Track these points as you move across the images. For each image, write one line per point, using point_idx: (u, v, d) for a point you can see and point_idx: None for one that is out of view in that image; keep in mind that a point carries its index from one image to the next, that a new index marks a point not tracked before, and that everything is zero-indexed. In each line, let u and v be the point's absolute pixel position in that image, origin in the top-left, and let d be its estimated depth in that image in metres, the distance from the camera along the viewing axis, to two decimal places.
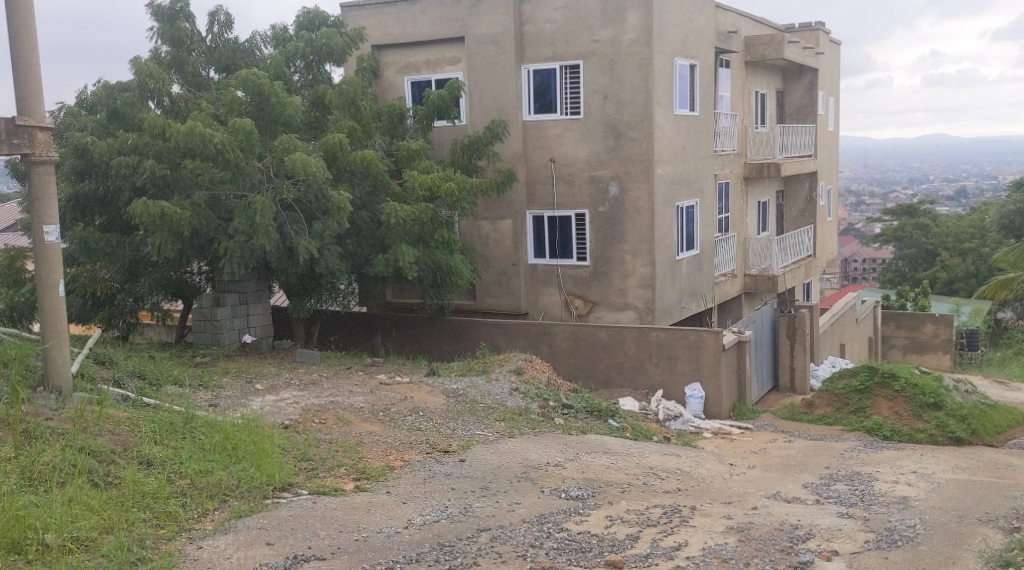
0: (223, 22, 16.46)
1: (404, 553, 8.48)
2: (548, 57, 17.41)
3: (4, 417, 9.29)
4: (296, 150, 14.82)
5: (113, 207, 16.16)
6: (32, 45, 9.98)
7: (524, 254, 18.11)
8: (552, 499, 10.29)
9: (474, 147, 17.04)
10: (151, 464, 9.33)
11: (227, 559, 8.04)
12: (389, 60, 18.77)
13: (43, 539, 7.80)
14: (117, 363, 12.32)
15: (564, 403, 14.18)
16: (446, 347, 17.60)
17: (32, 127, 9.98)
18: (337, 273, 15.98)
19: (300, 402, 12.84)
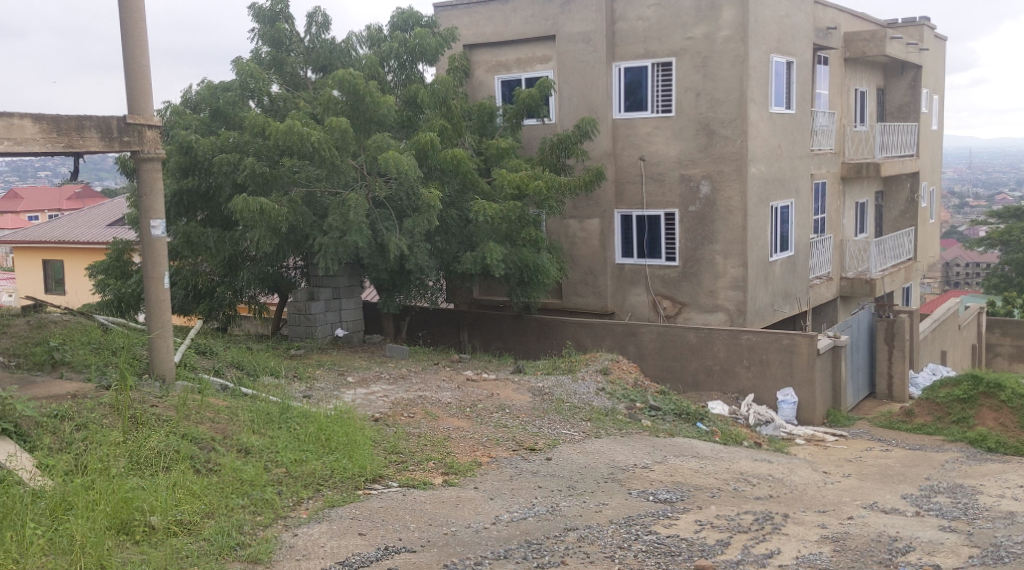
0: (320, 23, 16.62)
1: (492, 549, 8.40)
2: (640, 55, 17.23)
3: (113, 403, 9.45)
4: (388, 148, 14.89)
5: (215, 203, 16.53)
6: (143, 49, 10.19)
7: (611, 253, 17.97)
8: (639, 501, 10.12)
9: (563, 146, 16.95)
10: (250, 452, 9.40)
11: (321, 548, 8.04)
12: (480, 59, 18.87)
13: (149, 520, 7.90)
14: (217, 354, 12.55)
15: (651, 405, 14.02)
16: (532, 344, 17.56)
17: (141, 125, 10.24)
18: (426, 270, 16.06)
19: (389, 395, 12.91)
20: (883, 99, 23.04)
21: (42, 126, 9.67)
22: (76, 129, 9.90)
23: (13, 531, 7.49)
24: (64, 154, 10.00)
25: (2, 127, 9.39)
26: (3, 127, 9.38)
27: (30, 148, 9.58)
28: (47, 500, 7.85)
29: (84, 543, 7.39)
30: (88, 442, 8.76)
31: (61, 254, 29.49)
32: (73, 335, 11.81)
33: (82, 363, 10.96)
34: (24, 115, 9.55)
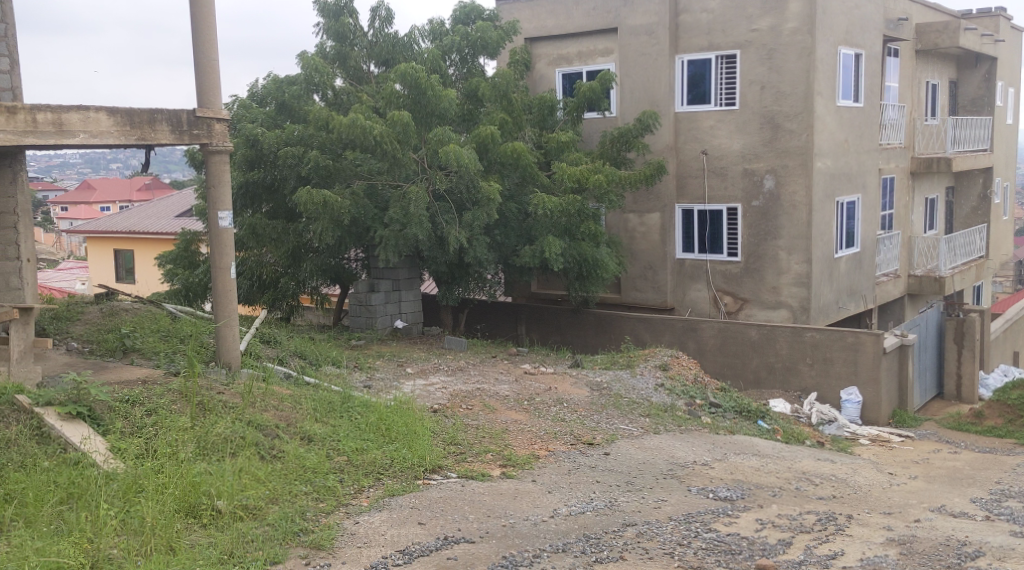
0: (384, 17, 16.65)
1: (551, 542, 8.32)
2: (704, 47, 17.02)
3: (181, 389, 9.57)
4: (449, 142, 14.86)
5: (279, 195, 16.64)
6: (212, 44, 10.33)
7: (672, 248, 17.79)
8: (699, 498, 9.97)
9: (624, 139, 16.86)
10: (313, 440, 9.45)
11: (382, 536, 8.02)
12: (542, 52, 18.79)
13: (216, 504, 7.91)
14: (280, 343, 12.65)
15: (711, 402, 13.83)
16: (590, 339, 17.49)
17: (209, 118, 10.40)
18: (485, 263, 16.06)
19: (447, 387, 12.91)
20: (956, 93, 22.51)
21: (115, 119, 10.00)
22: (148, 123, 10.19)
23: (86, 512, 7.56)
24: (137, 146, 10.33)
25: (78, 120, 9.82)
26: (79, 121, 9.81)
27: (105, 140, 9.95)
28: (120, 482, 7.89)
29: (154, 524, 7.47)
30: (158, 427, 8.85)
31: (132, 244, 30.00)
32: (143, 323, 12.02)
33: (151, 350, 11.11)
34: (99, 109, 9.92)
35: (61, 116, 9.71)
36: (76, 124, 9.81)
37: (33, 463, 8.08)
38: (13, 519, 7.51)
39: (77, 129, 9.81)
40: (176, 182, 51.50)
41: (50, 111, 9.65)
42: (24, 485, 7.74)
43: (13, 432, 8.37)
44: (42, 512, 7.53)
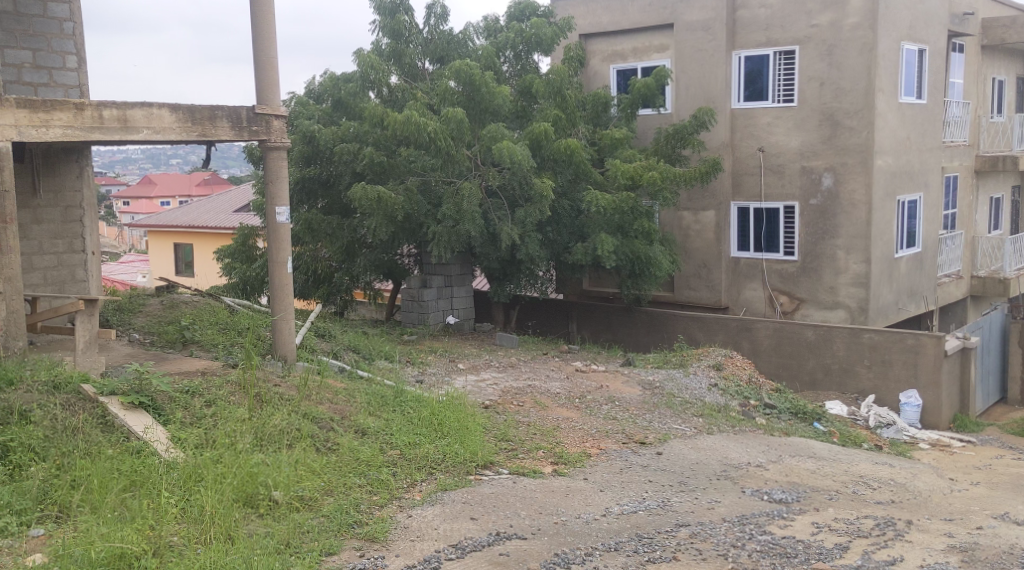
0: (439, 14, 16.65)
1: (603, 540, 8.22)
2: (761, 43, 16.80)
3: (240, 381, 9.63)
4: (503, 138, 14.78)
5: (335, 191, 16.82)
6: (272, 41, 10.40)
7: (727, 246, 17.57)
8: (753, 500, 9.80)
9: (679, 135, 16.61)
10: (367, 434, 9.46)
11: (435, 530, 7.98)
12: (596, 48, 18.68)
13: (273, 495, 7.92)
14: (334, 337, 12.74)
15: (766, 403, 13.63)
16: (642, 337, 17.36)
17: (269, 115, 10.60)
18: (536, 260, 16.02)
19: (499, 383, 12.87)
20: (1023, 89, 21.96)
21: (178, 115, 10.23)
22: (209, 119, 10.40)
23: (149, 499, 7.58)
24: (198, 142, 10.55)
25: (142, 116, 10.03)
26: (143, 117, 10.02)
27: (168, 137, 10.18)
28: (180, 471, 7.92)
29: (213, 513, 7.48)
30: (217, 418, 8.90)
31: (192, 238, 30.42)
32: (203, 315, 12.16)
33: (209, 342, 11.22)
34: (163, 105, 10.15)
35: (125, 112, 9.94)
36: (140, 120, 10.02)
37: (98, 450, 8.07)
38: (79, 505, 7.52)
39: (141, 125, 10.01)
40: (234, 178, 51.94)
41: (115, 108, 9.89)
42: (89, 471, 7.73)
43: (79, 420, 8.40)
44: (107, 498, 7.50)
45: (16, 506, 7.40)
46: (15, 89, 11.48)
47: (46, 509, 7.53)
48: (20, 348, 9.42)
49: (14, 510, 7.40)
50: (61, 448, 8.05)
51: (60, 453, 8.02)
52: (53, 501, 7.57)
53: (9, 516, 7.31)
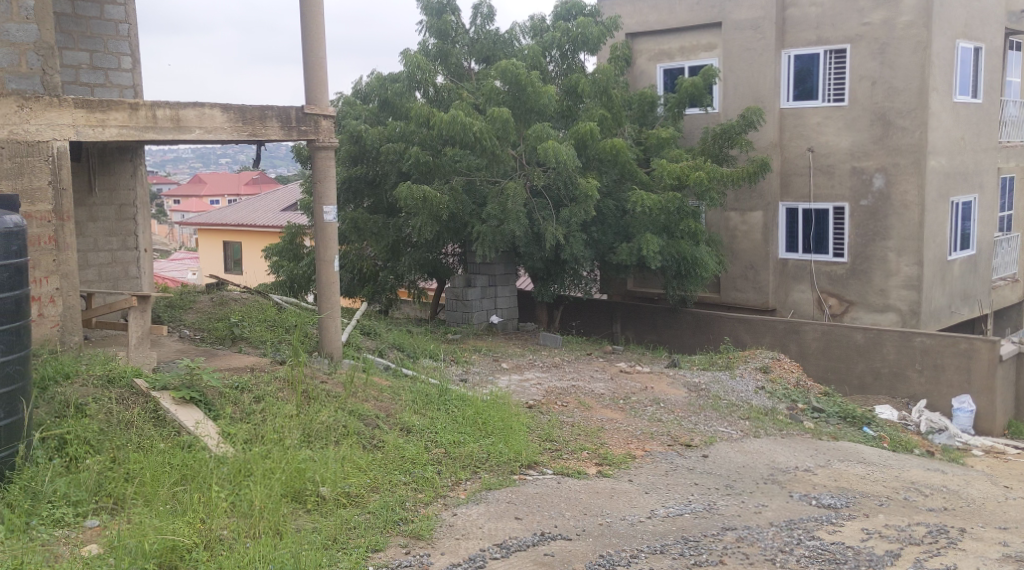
0: (485, 14, 16.66)
1: (648, 543, 8.11)
2: (812, 42, 16.57)
3: (287, 377, 9.65)
4: (548, 138, 14.67)
5: (381, 191, 16.97)
6: (321, 41, 10.43)
7: (775, 247, 17.35)
8: (801, 505, 9.63)
9: (727, 135, 16.42)
10: (412, 431, 9.44)
11: (480, 528, 7.93)
12: (643, 47, 18.55)
13: (320, 491, 7.92)
14: (380, 335, 12.80)
15: (814, 407, 13.41)
16: (687, 339, 17.21)
17: (317, 115, 10.65)
18: (580, 259, 15.93)
19: (542, 383, 12.79)
20: None
21: (228, 115, 10.27)
22: (259, 119, 10.45)
23: (199, 493, 7.54)
24: (249, 142, 10.60)
25: (194, 116, 10.07)
26: (195, 117, 10.06)
27: (219, 136, 10.23)
28: (230, 465, 7.92)
29: (262, 508, 7.43)
30: (266, 414, 8.94)
31: (241, 237, 30.69)
32: (251, 312, 12.24)
33: (257, 339, 11.28)
34: (214, 105, 10.19)
35: (178, 112, 9.98)
36: (192, 120, 10.05)
37: (150, 444, 8.09)
38: (133, 498, 7.47)
39: (193, 125, 10.06)
40: (281, 178, 52.31)
41: (168, 108, 9.94)
42: (142, 465, 7.73)
43: (132, 414, 8.46)
44: (160, 491, 7.48)
45: (72, 497, 7.38)
46: (73, 90, 11.60)
47: (100, 501, 7.50)
48: (75, 343, 9.54)
49: (70, 500, 7.38)
50: (115, 441, 8.06)
51: (114, 446, 8.03)
52: (108, 493, 7.55)
53: (65, 507, 7.30)
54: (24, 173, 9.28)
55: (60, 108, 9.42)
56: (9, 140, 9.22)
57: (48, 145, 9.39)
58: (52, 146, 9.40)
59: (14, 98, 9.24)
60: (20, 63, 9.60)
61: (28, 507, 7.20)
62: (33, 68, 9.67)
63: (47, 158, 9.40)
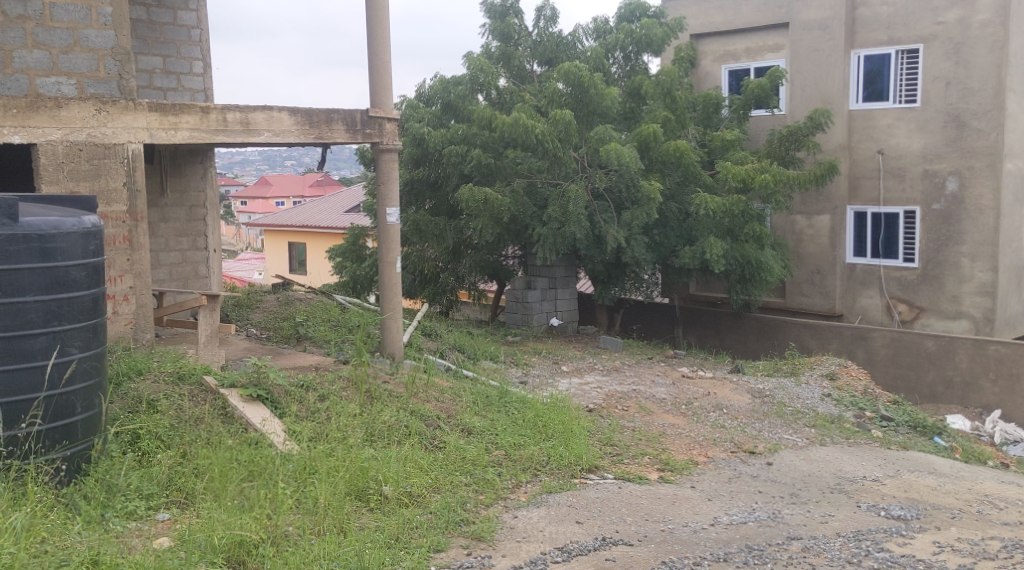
0: (548, 17, 16.49)
1: (711, 550, 7.90)
2: (883, 42, 16.21)
3: (351, 376, 9.65)
4: (611, 140, 14.51)
5: (442, 193, 16.97)
6: (387, 45, 10.35)
7: (842, 252, 17.00)
8: (869, 515, 9.34)
9: (793, 137, 16.12)
10: (472, 433, 9.36)
11: (541, 532, 7.81)
12: (708, 49, 18.29)
13: (383, 490, 7.86)
14: (440, 336, 12.78)
15: (882, 415, 13.03)
16: (751, 344, 16.92)
17: (382, 118, 10.63)
18: (642, 263, 15.74)
19: (603, 387, 12.63)
20: None
21: (296, 119, 10.34)
22: (325, 122, 10.49)
23: (266, 489, 7.50)
24: (315, 145, 10.65)
25: (263, 120, 10.17)
26: (264, 120, 10.16)
27: (286, 139, 10.29)
28: (295, 463, 7.91)
29: (327, 505, 7.40)
30: (330, 413, 8.93)
31: (304, 238, 30.94)
32: (316, 312, 12.29)
33: (321, 338, 11.28)
34: (283, 108, 10.25)
35: (247, 115, 10.06)
36: (261, 123, 10.15)
37: (218, 439, 8.08)
38: (202, 493, 7.43)
39: (262, 129, 10.15)
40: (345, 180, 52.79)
41: (238, 111, 10.01)
42: (211, 460, 7.69)
43: (202, 411, 8.49)
44: (228, 487, 7.41)
45: (144, 491, 7.38)
46: (147, 94, 11.84)
47: (171, 495, 7.49)
48: (148, 340, 9.70)
49: (143, 494, 7.38)
50: (185, 437, 8.09)
51: (184, 442, 8.04)
52: (178, 487, 7.54)
53: (137, 499, 7.28)
54: (101, 174, 9.45)
55: (135, 111, 9.57)
56: (87, 144, 9.36)
57: (123, 147, 9.54)
58: (127, 148, 9.55)
59: (92, 102, 9.38)
60: (98, 68, 9.64)
61: (103, 499, 7.17)
62: (110, 73, 9.71)
63: (123, 160, 9.56)
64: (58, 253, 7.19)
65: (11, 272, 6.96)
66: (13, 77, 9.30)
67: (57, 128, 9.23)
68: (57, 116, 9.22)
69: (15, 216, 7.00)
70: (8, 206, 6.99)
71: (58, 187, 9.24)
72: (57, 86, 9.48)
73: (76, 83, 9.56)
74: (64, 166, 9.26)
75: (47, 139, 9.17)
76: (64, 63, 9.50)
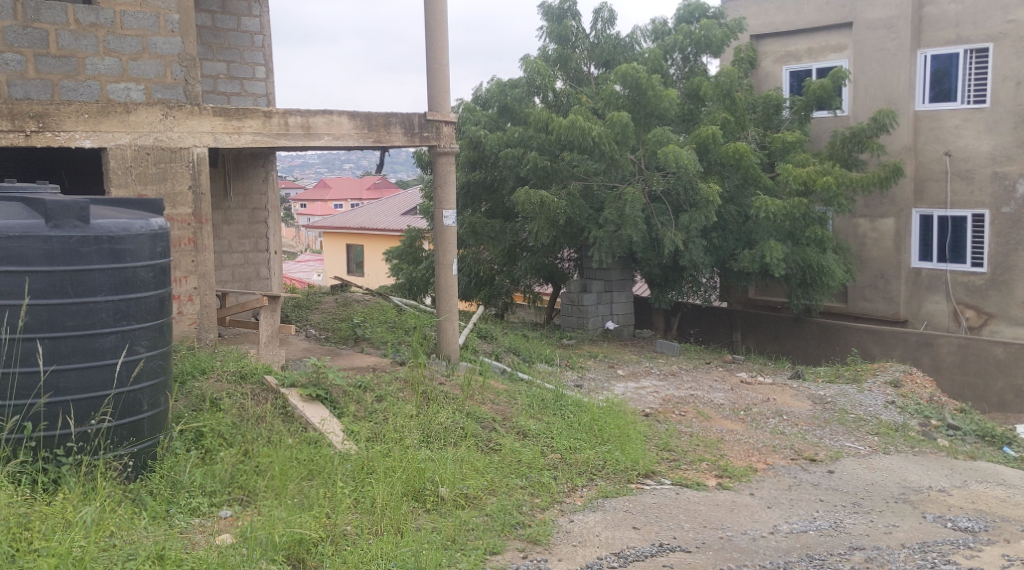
0: (606, 18, 16.35)
1: (771, 559, 7.70)
2: (951, 41, 15.81)
3: (408, 377, 9.60)
4: (669, 142, 14.34)
5: (498, 195, 16.91)
6: (444, 48, 10.29)
7: (907, 256, 16.59)
8: (936, 527, 9.04)
9: (857, 139, 15.78)
10: (528, 436, 9.26)
11: (597, 537, 7.67)
12: (769, 49, 18.00)
13: (439, 491, 7.78)
14: (496, 338, 12.74)
15: (949, 424, 12.67)
16: (812, 350, 16.61)
17: (439, 122, 10.58)
18: (700, 266, 15.51)
19: (659, 391, 12.43)
20: None
21: (356, 123, 10.32)
22: (384, 126, 10.45)
23: (324, 488, 7.47)
24: (373, 148, 10.63)
25: (323, 124, 10.15)
26: (324, 124, 10.13)
27: (346, 143, 10.29)
28: (352, 462, 7.87)
29: (384, 505, 7.35)
30: (387, 413, 8.88)
31: (362, 239, 31.08)
32: (373, 313, 12.28)
33: (379, 339, 11.26)
34: (342, 112, 10.25)
35: (308, 119, 10.06)
36: (321, 127, 10.13)
37: (279, 438, 8.08)
38: (263, 491, 7.41)
39: (322, 133, 10.13)
40: (402, 182, 53.06)
41: (299, 115, 10.02)
42: (272, 458, 7.69)
43: (263, 409, 8.49)
44: (288, 486, 7.39)
45: (207, 487, 7.36)
46: (211, 99, 11.93)
47: (233, 493, 7.46)
48: (211, 339, 9.81)
49: (206, 491, 7.36)
50: (246, 435, 8.08)
51: (246, 441, 8.03)
52: (240, 485, 7.51)
53: (200, 496, 7.28)
54: (167, 178, 9.55)
55: (200, 116, 9.60)
56: (154, 147, 9.44)
57: (189, 151, 9.60)
58: (192, 152, 9.62)
59: (159, 107, 9.45)
60: (166, 74, 9.68)
61: (168, 495, 7.19)
62: (177, 79, 9.74)
63: (188, 163, 9.63)
64: (127, 254, 7.09)
65: (82, 273, 6.89)
66: (85, 83, 9.36)
67: (127, 133, 9.31)
68: (126, 121, 9.29)
69: (86, 218, 6.92)
70: (81, 208, 6.91)
71: (126, 191, 9.36)
72: (126, 92, 9.53)
73: (145, 88, 9.60)
74: (133, 170, 9.36)
75: (117, 144, 9.27)
76: (133, 69, 9.55)
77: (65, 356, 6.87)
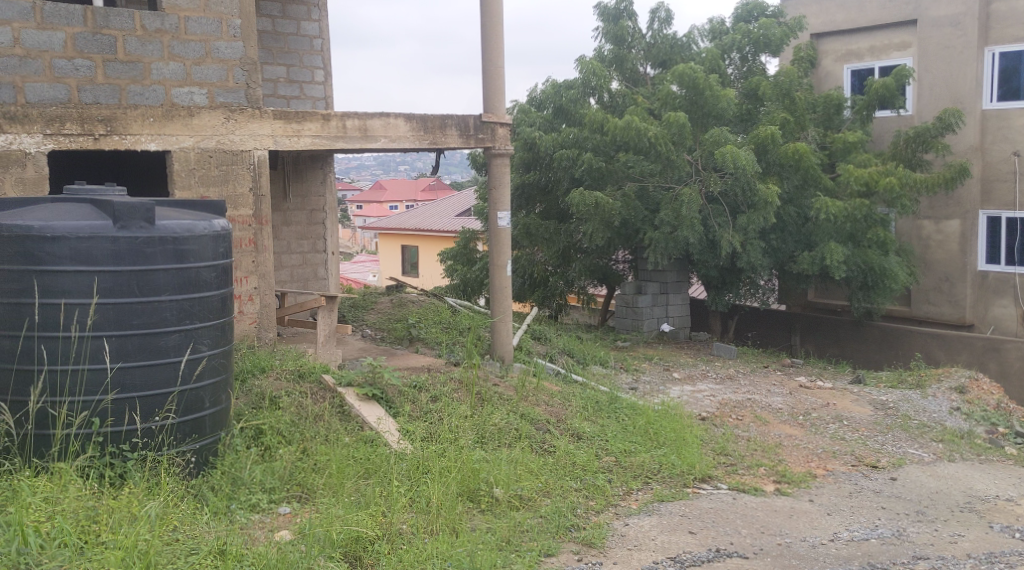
0: (663, 18, 16.18)
1: (831, 567, 7.48)
2: (1019, 38, 15.39)
3: (463, 378, 9.53)
4: (726, 143, 14.10)
5: (553, 197, 16.79)
6: (500, 50, 10.21)
7: (973, 259, 16.17)
8: (1003, 537, 8.73)
9: (921, 138, 15.38)
10: (582, 438, 9.13)
11: (653, 541, 7.53)
12: (829, 48, 17.70)
13: (493, 492, 7.70)
14: (550, 339, 12.60)
15: (1016, 431, 12.29)
16: (874, 354, 16.27)
17: (495, 123, 10.52)
18: (758, 268, 15.26)
19: (716, 395, 12.23)
20: None
21: (412, 125, 10.32)
22: (440, 127, 10.44)
23: (381, 487, 7.44)
24: (429, 150, 10.61)
25: (380, 126, 10.15)
26: (380, 127, 10.14)
27: (403, 144, 10.28)
28: (408, 462, 7.82)
29: (439, 505, 7.27)
30: (442, 413, 8.81)
31: (418, 240, 31.14)
32: (427, 314, 12.24)
33: (433, 339, 11.22)
34: (399, 114, 10.24)
35: (365, 122, 10.06)
36: (378, 129, 10.14)
37: (336, 436, 8.08)
38: (321, 489, 7.41)
39: (379, 135, 10.14)
40: (457, 183, 53.14)
41: (357, 117, 10.03)
42: (329, 456, 7.71)
43: (320, 408, 8.48)
44: (346, 484, 7.38)
45: (267, 484, 7.37)
46: (272, 102, 11.99)
47: (291, 490, 7.47)
48: (270, 339, 9.84)
49: (265, 487, 7.36)
50: (305, 433, 8.08)
51: (304, 439, 8.04)
52: (298, 482, 7.52)
53: (260, 492, 7.28)
54: (230, 179, 9.59)
55: (261, 119, 9.67)
56: (216, 150, 9.49)
57: (250, 153, 9.65)
58: (253, 155, 9.67)
59: (221, 110, 9.51)
60: (228, 78, 9.61)
61: (229, 491, 7.18)
62: (239, 83, 9.67)
63: (249, 166, 9.68)
64: (190, 254, 7.09)
65: (147, 273, 6.89)
66: (150, 87, 9.30)
67: (190, 136, 9.36)
68: (189, 124, 9.35)
69: (152, 219, 6.93)
70: (146, 209, 6.91)
71: (189, 192, 9.40)
72: (190, 96, 9.44)
73: (207, 92, 9.52)
74: (196, 172, 9.41)
75: (180, 147, 9.31)
76: (196, 73, 9.46)
77: (131, 354, 6.87)
